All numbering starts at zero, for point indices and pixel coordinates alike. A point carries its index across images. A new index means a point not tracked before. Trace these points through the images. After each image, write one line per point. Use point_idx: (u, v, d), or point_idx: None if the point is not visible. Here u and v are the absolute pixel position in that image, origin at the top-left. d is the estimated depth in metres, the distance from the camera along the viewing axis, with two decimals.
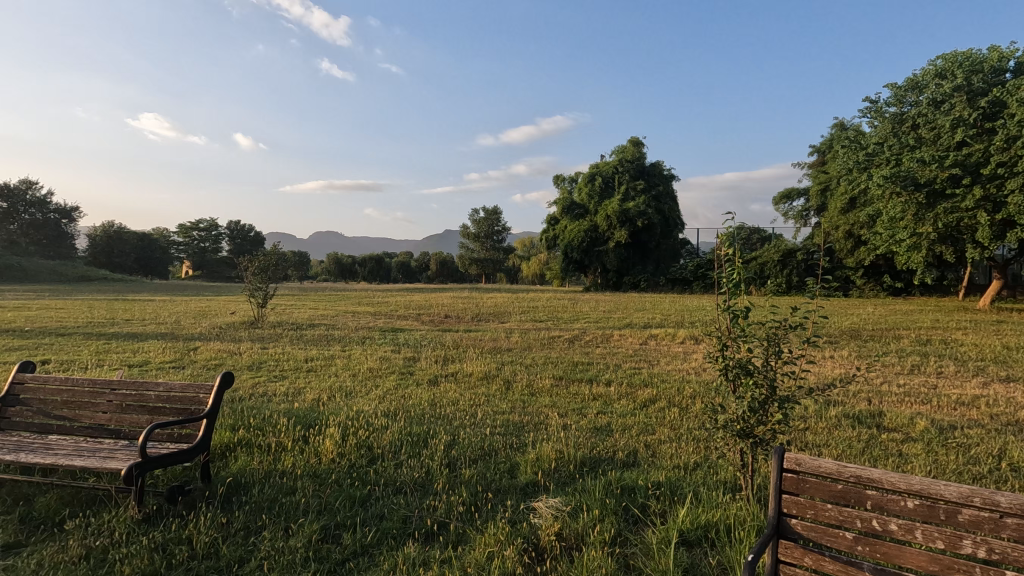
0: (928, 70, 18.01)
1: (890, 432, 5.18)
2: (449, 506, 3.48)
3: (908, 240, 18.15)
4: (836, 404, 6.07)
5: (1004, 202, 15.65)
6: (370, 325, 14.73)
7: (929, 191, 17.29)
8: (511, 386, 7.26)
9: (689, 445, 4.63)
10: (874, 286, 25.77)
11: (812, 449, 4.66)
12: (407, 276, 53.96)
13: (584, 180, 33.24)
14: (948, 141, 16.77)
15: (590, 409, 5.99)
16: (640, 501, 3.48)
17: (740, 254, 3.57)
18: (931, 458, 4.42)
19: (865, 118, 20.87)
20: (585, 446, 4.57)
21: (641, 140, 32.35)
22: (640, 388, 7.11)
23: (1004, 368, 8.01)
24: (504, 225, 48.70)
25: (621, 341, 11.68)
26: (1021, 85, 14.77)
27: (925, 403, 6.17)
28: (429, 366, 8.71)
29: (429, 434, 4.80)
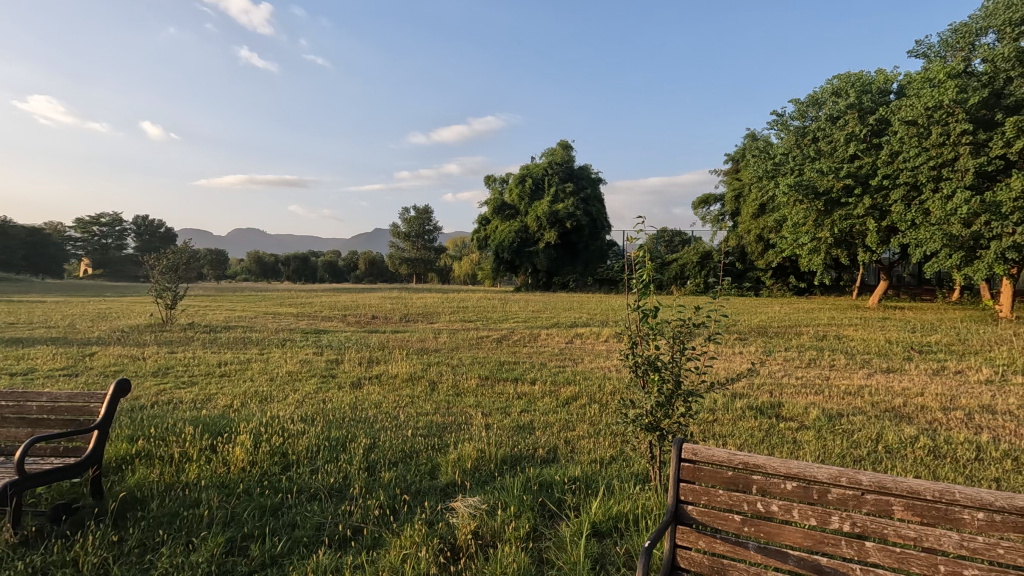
0: (826, 88, 19.59)
1: (787, 421, 5.63)
2: (366, 510, 3.42)
3: (810, 243, 19.69)
4: (741, 396, 6.51)
5: (889, 211, 17.43)
6: (293, 326, 14.12)
7: (827, 200, 18.87)
8: (436, 387, 7.21)
9: (606, 439, 4.81)
10: (781, 286, 27.78)
11: (718, 439, 4.97)
12: (335, 276, 52.04)
13: (515, 181, 33.50)
14: (843, 154, 18.36)
15: (514, 408, 6.08)
16: (557, 496, 3.58)
17: (650, 258, 3.76)
18: (819, 443, 4.85)
19: (773, 131, 22.46)
20: (507, 445, 4.65)
21: (570, 144, 33.14)
22: (563, 385, 7.31)
23: (885, 361, 8.91)
24: (436, 225, 48.14)
25: (547, 340, 11.92)
26: (903, 105, 16.39)
27: (818, 394, 6.74)
28: (352, 368, 8.48)
29: (349, 438, 4.70)
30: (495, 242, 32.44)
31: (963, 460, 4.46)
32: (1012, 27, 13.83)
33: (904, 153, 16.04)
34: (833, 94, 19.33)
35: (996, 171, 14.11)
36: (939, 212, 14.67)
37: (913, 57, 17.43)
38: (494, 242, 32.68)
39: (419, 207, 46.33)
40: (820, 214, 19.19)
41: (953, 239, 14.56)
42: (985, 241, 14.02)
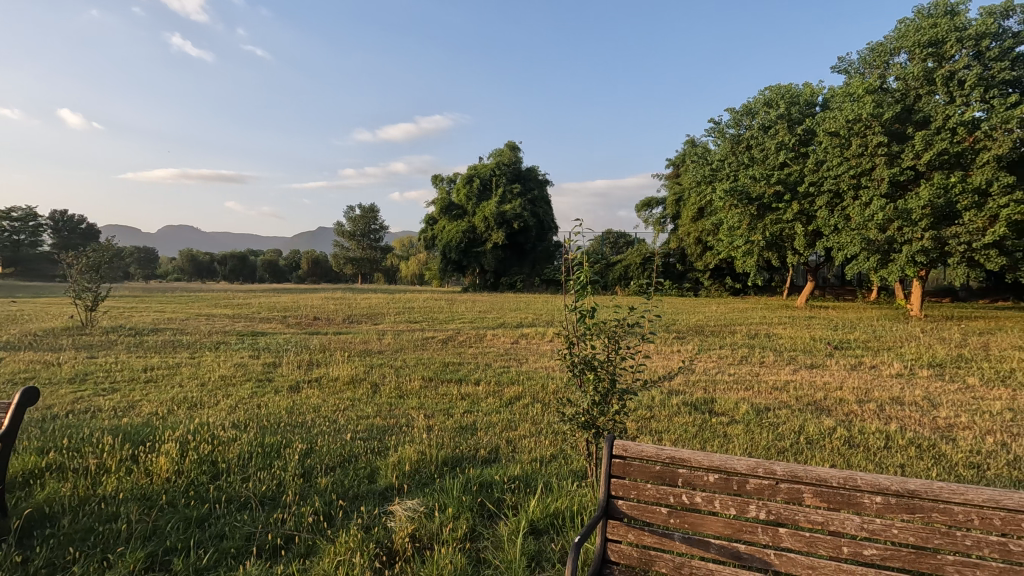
0: (759, 99, 20.62)
1: (719, 416, 5.89)
2: (300, 518, 3.33)
3: (744, 245, 20.67)
4: (677, 393, 6.76)
5: (814, 216, 18.54)
6: (229, 328, 13.48)
7: (760, 204, 19.85)
8: (378, 389, 7.08)
9: (547, 438, 4.88)
10: (718, 286, 29.01)
11: (654, 435, 5.15)
12: (275, 276, 50.11)
13: (463, 181, 33.38)
14: (774, 161, 19.37)
15: (457, 409, 6.07)
16: (496, 495, 3.60)
17: (586, 260, 3.84)
18: (747, 437, 5.10)
19: (710, 137, 23.41)
20: (448, 446, 4.64)
21: (517, 145, 33.32)
22: (507, 386, 7.35)
23: (810, 357, 9.48)
24: (382, 224, 47.22)
25: (493, 340, 11.96)
26: (826, 117, 17.49)
27: (748, 389, 7.10)
28: (291, 372, 8.21)
29: (285, 444, 4.55)
30: (443, 242, 32.23)
31: (873, 449, 4.82)
32: (921, 49, 15.05)
33: (828, 162, 17.12)
34: (765, 105, 20.36)
35: (908, 181, 15.28)
36: (858, 217, 15.74)
37: (836, 73, 18.62)
38: (442, 242, 32.46)
39: (365, 205, 45.33)
40: (753, 219, 20.17)
41: (871, 244, 15.65)
42: (898, 245, 15.16)
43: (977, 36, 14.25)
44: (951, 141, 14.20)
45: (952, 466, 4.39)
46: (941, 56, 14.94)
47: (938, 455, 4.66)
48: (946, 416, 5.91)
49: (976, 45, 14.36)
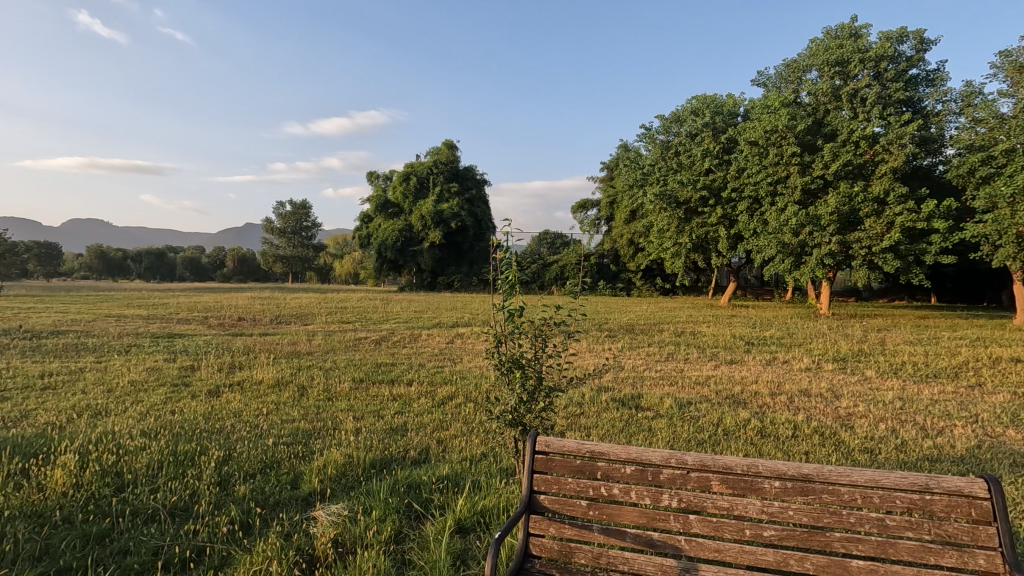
0: (687, 107, 21.60)
1: (645, 411, 6.13)
2: (214, 528, 3.16)
3: (673, 247, 21.57)
4: (607, 390, 6.97)
5: (736, 220, 19.62)
6: (141, 330, 12.54)
7: (687, 208, 20.76)
8: (306, 392, 6.85)
9: (477, 437, 4.90)
10: (649, 286, 30.10)
11: (583, 431, 5.28)
12: (197, 274, 47.26)
13: (399, 179, 32.81)
14: (699, 167, 20.35)
15: (388, 410, 5.98)
16: (424, 496, 3.57)
17: (516, 258, 3.87)
18: (670, 430, 5.32)
19: (641, 143, 24.25)
20: (376, 448, 4.55)
21: (455, 144, 33.20)
22: (440, 386, 7.31)
23: (730, 353, 10.03)
24: (314, 221, 45.60)
25: (428, 340, 11.85)
26: (747, 126, 18.56)
27: (673, 385, 7.43)
28: (210, 375, 7.78)
29: (200, 451, 4.31)
30: (378, 241, 31.53)
31: (782, 438, 5.16)
32: (829, 67, 16.30)
33: (748, 169, 18.18)
34: (692, 113, 21.35)
35: (818, 189, 16.49)
36: (775, 222, 16.79)
37: (755, 85, 19.81)
38: (377, 241, 31.75)
39: (297, 201, 43.67)
40: (681, 222, 21.09)
41: (785, 247, 16.75)
42: (809, 248, 16.32)
43: (876, 58, 15.63)
44: (855, 153, 15.48)
45: (850, 452, 4.78)
46: (846, 75, 16.25)
47: (838, 442, 5.07)
48: (847, 406, 6.43)
49: (875, 66, 15.74)
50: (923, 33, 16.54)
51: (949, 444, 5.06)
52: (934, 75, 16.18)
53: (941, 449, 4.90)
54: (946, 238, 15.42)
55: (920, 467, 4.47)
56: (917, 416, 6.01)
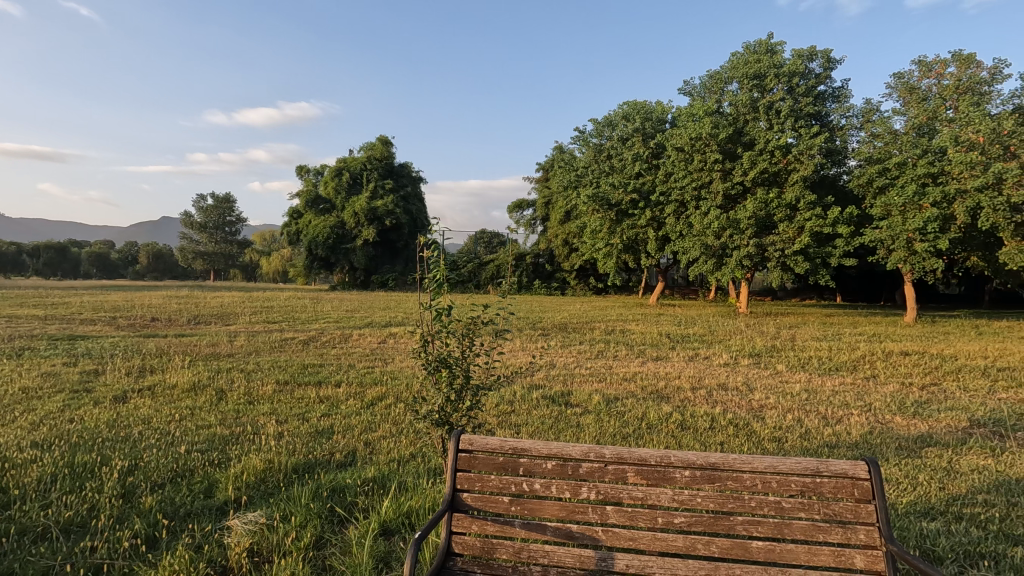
0: (618, 112, 22.27)
1: (574, 407, 6.27)
2: (115, 544, 2.94)
3: (605, 248, 22.18)
4: (538, 388, 7.07)
5: (663, 222, 20.43)
6: (36, 332, 11.40)
7: (618, 210, 21.40)
8: (225, 396, 6.51)
9: (406, 438, 4.84)
10: (583, 286, 30.80)
11: (513, 428, 5.34)
12: (106, 271, 43.67)
13: (330, 174, 31.78)
14: (630, 171, 21.02)
15: (314, 412, 5.79)
16: (348, 500, 3.49)
17: (444, 257, 3.84)
18: (597, 425, 5.48)
19: (575, 145, 24.72)
20: (299, 452, 4.40)
21: (390, 140, 32.56)
22: (370, 386, 7.15)
23: (656, 350, 10.47)
24: (238, 216, 43.30)
25: (359, 340, 11.55)
26: (675, 133, 19.37)
27: (602, 381, 7.66)
28: (117, 380, 7.21)
29: (101, 462, 3.99)
30: (308, 237, 30.42)
31: (701, 430, 5.44)
32: (748, 80, 17.31)
33: (674, 173, 18.97)
34: (624, 118, 22.03)
35: (738, 195, 17.48)
36: (699, 224, 17.63)
37: (682, 94, 20.71)
38: (307, 237, 30.62)
39: (220, 194, 41.34)
40: (612, 223, 21.72)
41: (709, 249, 17.63)
42: (729, 250, 17.27)
43: (789, 73, 16.78)
44: (770, 162, 16.56)
45: (760, 441, 5.12)
46: (763, 88, 17.32)
47: (751, 432, 5.41)
48: (759, 398, 6.87)
49: (789, 81, 16.89)
50: (830, 53, 17.91)
51: (846, 431, 5.53)
52: (839, 91, 17.56)
53: (839, 436, 5.35)
54: (848, 243, 16.80)
55: (819, 452, 4.87)
56: (820, 406, 6.53)
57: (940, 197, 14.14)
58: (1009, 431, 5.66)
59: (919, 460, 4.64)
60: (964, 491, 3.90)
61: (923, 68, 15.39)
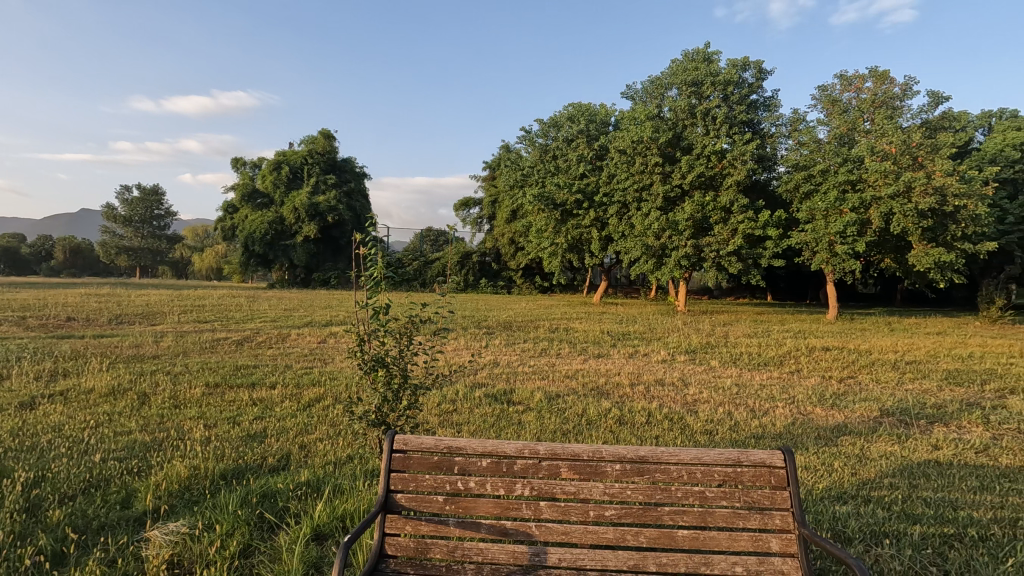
0: (564, 113, 22.55)
1: (516, 405, 6.32)
2: (16, 562, 2.72)
3: (550, 247, 22.40)
4: (481, 386, 7.07)
5: (606, 223, 20.88)
6: None
7: (563, 210, 21.67)
8: (148, 400, 6.13)
9: (343, 439, 4.73)
10: (529, 284, 31.05)
11: (455, 427, 5.32)
12: (15, 267, 40.17)
13: (268, 167, 30.53)
14: (575, 172, 21.34)
15: (246, 415, 5.55)
16: (279, 505, 3.37)
17: (381, 255, 3.77)
18: (538, 422, 5.55)
19: (521, 144, 24.82)
20: (229, 458, 4.21)
21: (332, 133, 31.64)
22: (307, 388, 6.92)
23: (598, 347, 10.70)
24: (167, 209, 40.90)
25: (298, 340, 11.17)
26: (618, 135, 19.85)
27: (544, 378, 7.76)
28: (23, 385, 6.63)
29: (1, 475, 3.66)
30: (244, 233, 29.11)
31: (638, 425, 5.61)
32: (687, 87, 17.96)
33: (617, 175, 19.42)
34: (568, 119, 22.37)
35: (676, 197, 18.11)
36: (640, 225, 18.13)
37: (624, 98, 21.23)
38: (243, 233, 29.31)
39: (146, 186, 38.92)
40: (557, 223, 21.98)
41: (649, 249, 18.15)
42: (668, 250, 17.85)
43: (724, 82, 17.56)
44: (707, 166, 17.25)
45: (693, 434, 5.34)
46: (700, 95, 18.02)
47: (684, 425, 5.63)
48: (693, 393, 7.15)
49: (724, 89, 17.67)
50: (762, 65, 18.83)
51: (771, 422, 5.86)
52: (770, 100, 18.49)
53: (765, 427, 5.66)
54: (777, 245, 17.76)
55: (745, 443, 5.14)
56: (748, 399, 6.88)
57: (858, 204, 15.19)
58: (914, 419, 6.15)
59: (834, 448, 4.98)
60: (873, 475, 4.22)
61: (844, 82, 16.45)
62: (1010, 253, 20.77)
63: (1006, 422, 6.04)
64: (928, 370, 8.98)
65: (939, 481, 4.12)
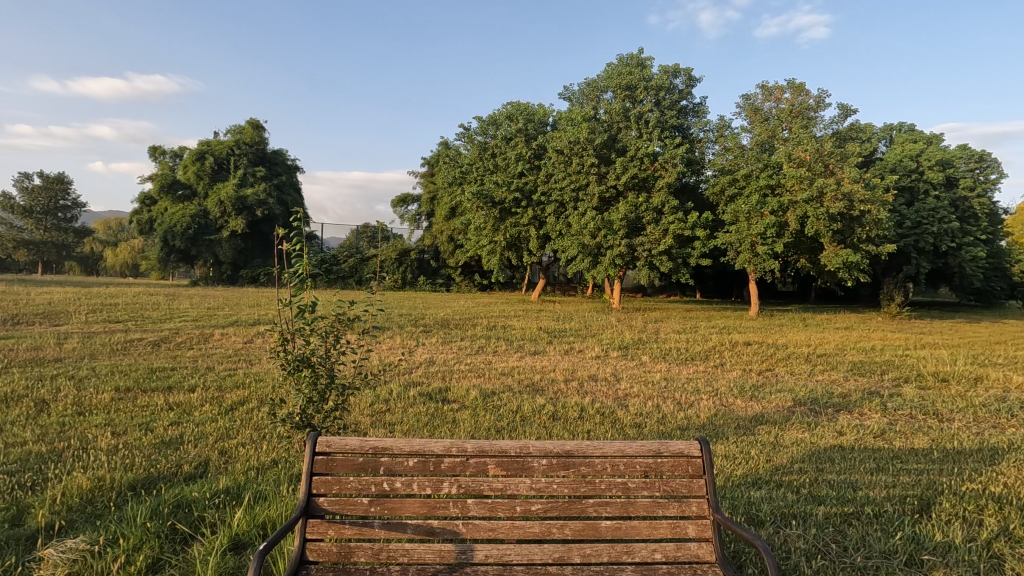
0: (502, 112, 22.60)
1: (450, 403, 6.28)
2: None
3: (489, 244, 22.33)
4: (415, 385, 6.98)
5: (544, 222, 21.14)
6: None
7: (501, 208, 21.72)
8: (47, 407, 5.60)
9: (267, 443, 4.53)
10: (468, 282, 30.92)
11: (387, 427, 5.20)
12: None
13: (190, 158, 28.74)
14: (513, 170, 21.43)
15: (161, 421, 5.20)
16: (194, 515, 3.19)
17: (306, 251, 3.61)
18: (473, 420, 5.55)
19: (460, 142, 24.67)
20: (138, 467, 3.92)
21: (260, 123, 30.21)
22: (231, 390, 6.58)
23: (535, 344, 10.83)
24: (75, 200, 37.63)
25: (222, 340, 10.60)
26: (555, 136, 20.13)
27: (480, 376, 7.76)
28: None
29: None
30: (163, 227, 27.28)
31: (571, 420, 5.72)
32: (621, 90, 18.50)
33: (554, 175, 19.69)
34: (507, 118, 22.47)
35: (612, 198, 18.58)
36: (576, 224, 18.45)
37: (562, 99, 21.56)
38: (162, 226, 27.44)
39: (49, 174, 35.62)
40: (496, 221, 21.99)
41: (585, 248, 18.52)
42: (604, 249, 18.26)
43: (656, 87, 18.27)
44: (640, 168, 17.84)
45: (623, 427, 5.50)
46: (634, 99, 18.62)
47: (615, 419, 5.80)
48: (625, 387, 7.39)
49: (656, 94, 18.36)
50: (691, 72, 19.69)
51: (696, 414, 6.16)
52: (698, 107, 19.34)
53: (690, 419, 5.92)
54: (704, 245, 18.61)
55: (671, 434, 5.38)
56: (675, 392, 7.19)
57: (777, 207, 16.17)
58: (822, 408, 6.65)
59: (752, 436, 5.29)
60: (785, 461, 4.51)
61: (765, 92, 17.45)
62: (907, 254, 22.82)
63: (900, 408, 6.65)
64: (836, 362, 9.72)
65: (842, 464, 4.48)
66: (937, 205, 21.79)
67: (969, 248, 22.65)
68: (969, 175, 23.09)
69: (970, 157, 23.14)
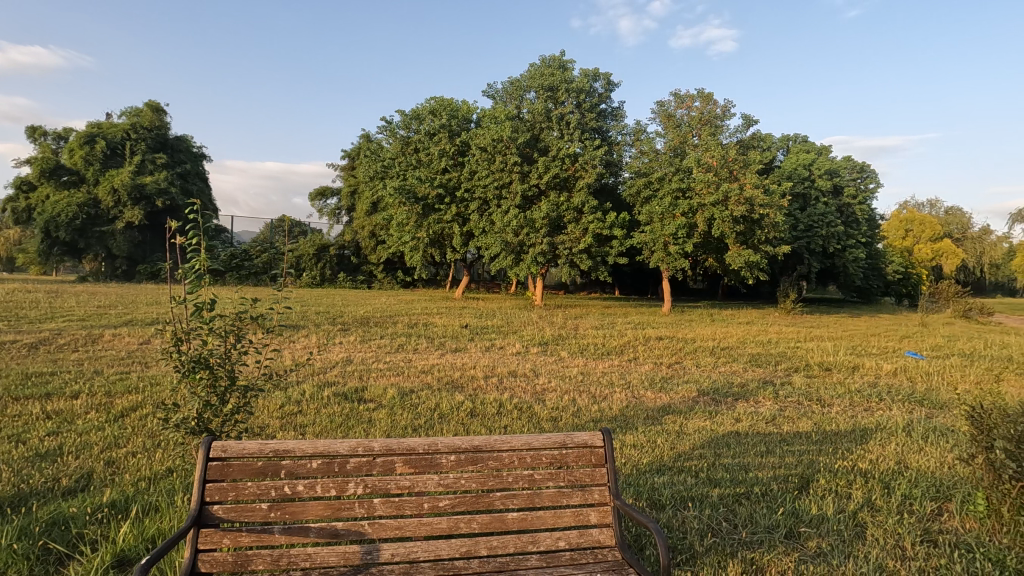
0: (425, 106, 22.26)
1: (367, 403, 6.13)
2: None
3: (411, 241, 21.84)
4: (329, 386, 6.73)
5: (467, 218, 21.03)
6: None
7: (424, 204, 21.41)
8: None
9: (160, 452, 4.20)
10: (390, 279, 30.16)
11: (297, 430, 4.98)
12: None
13: (77, 141, 26.04)
14: (436, 166, 21.14)
15: (34, 432, 4.68)
16: (72, 533, 2.91)
17: (204, 246, 3.38)
18: (389, 419, 5.45)
19: (381, 135, 24.06)
20: (5, 485, 3.52)
21: (161, 106, 27.93)
22: (121, 396, 6.03)
23: (455, 342, 10.78)
24: None
25: (113, 342, 9.67)
26: (478, 133, 20.07)
27: (398, 374, 7.63)
28: None
29: None
30: (44, 216, 24.49)
31: (488, 416, 5.76)
32: (544, 91, 18.96)
33: (477, 171, 19.60)
34: (430, 113, 22.17)
35: (534, 197, 18.85)
36: (500, 222, 18.50)
37: (485, 96, 21.56)
38: (42, 216, 24.61)
39: None
40: (418, 217, 21.62)
41: (508, 245, 18.53)
42: (527, 247, 18.42)
43: (577, 89, 18.94)
44: (562, 168, 18.22)
45: (539, 422, 5.63)
46: (555, 100, 19.08)
47: (533, 414, 5.90)
48: (543, 382, 7.57)
49: (576, 97, 19.03)
50: (610, 77, 20.39)
51: (609, 406, 6.42)
52: (616, 111, 20.12)
53: (603, 412, 6.15)
54: (621, 244, 19.32)
55: (586, 426, 5.58)
56: (590, 387, 7.43)
57: (687, 209, 17.14)
58: (723, 397, 7.13)
59: (659, 426, 5.59)
60: (688, 448, 4.80)
61: (678, 100, 18.43)
62: (800, 255, 24.91)
63: (790, 395, 7.28)
64: (737, 354, 10.45)
65: (736, 449, 4.84)
66: (825, 210, 23.98)
67: (852, 249, 25.12)
68: (852, 184, 25.62)
69: (853, 167, 25.67)
